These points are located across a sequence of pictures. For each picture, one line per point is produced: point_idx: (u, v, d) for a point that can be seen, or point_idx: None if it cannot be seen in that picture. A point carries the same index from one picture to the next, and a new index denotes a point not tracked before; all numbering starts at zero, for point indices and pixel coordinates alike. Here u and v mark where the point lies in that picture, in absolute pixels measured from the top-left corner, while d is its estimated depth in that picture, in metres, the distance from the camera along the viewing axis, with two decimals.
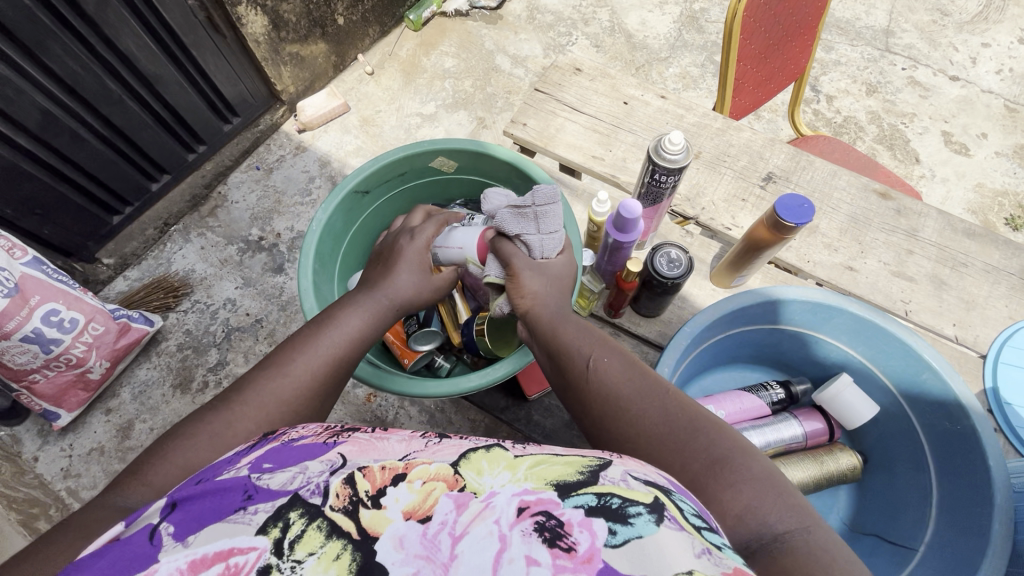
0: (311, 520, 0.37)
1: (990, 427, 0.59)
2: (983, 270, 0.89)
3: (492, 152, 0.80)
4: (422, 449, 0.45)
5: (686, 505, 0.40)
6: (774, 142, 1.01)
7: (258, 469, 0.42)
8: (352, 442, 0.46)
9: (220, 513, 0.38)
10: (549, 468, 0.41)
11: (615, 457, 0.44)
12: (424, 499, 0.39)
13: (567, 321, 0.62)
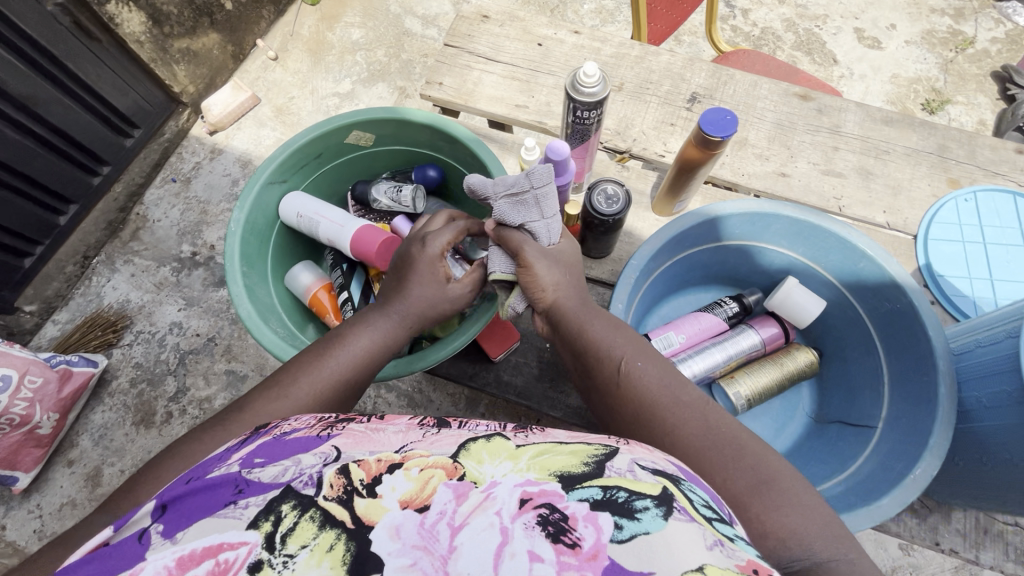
0: (301, 512, 0.35)
1: (927, 301, 0.62)
2: (905, 154, 0.92)
3: (406, 116, 0.75)
4: (419, 440, 0.43)
5: (697, 494, 0.40)
6: (693, 61, 0.99)
7: (249, 464, 0.40)
8: (346, 434, 0.43)
9: (209, 508, 0.36)
10: (552, 458, 0.40)
11: (620, 443, 0.44)
12: (421, 488, 0.37)
13: (596, 317, 0.61)
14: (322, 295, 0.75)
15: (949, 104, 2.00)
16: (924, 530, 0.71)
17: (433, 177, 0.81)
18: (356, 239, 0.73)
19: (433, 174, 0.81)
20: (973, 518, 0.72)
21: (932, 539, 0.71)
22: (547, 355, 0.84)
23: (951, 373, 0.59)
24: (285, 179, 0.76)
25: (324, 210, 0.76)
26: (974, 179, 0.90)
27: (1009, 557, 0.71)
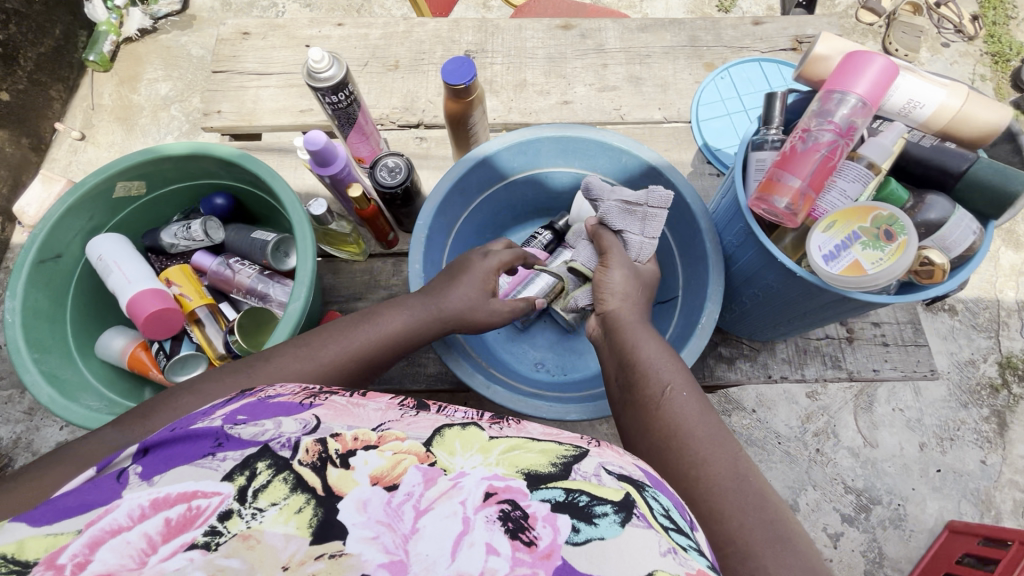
0: (277, 471, 0.33)
1: (679, 173, 0.70)
2: (663, 53, 1.00)
3: (165, 152, 0.72)
4: (397, 420, 0.40)
5: (660, 502, 0.37)
6: (458, 22, 1.02)
7: (232, 420, 0.38)
8: (328, 406, 0.41)
9: (187, 457, 0.35)
10: (522, 454, 0.37)
11: (592, 445, 0.41)
12: (394, 466, 0.35)
13: (645, 333, 0.62)
14: (141, 353, 0.72)
15: None
16: (756, 368, 0.81)
17: (222, 205, 0.79)
18: (132, 302, 0.68)
19: (221, 202, 0.78)
20: (793, 345, 0.81)
21: (764, 374, 0.80)
22: None
23: (713, 228, 0.67)
24: (59, 253, 0.71)
25: (125, 262, 0.71)
26: (725, 59, 1.00)
27: (828, 365, 0.80)
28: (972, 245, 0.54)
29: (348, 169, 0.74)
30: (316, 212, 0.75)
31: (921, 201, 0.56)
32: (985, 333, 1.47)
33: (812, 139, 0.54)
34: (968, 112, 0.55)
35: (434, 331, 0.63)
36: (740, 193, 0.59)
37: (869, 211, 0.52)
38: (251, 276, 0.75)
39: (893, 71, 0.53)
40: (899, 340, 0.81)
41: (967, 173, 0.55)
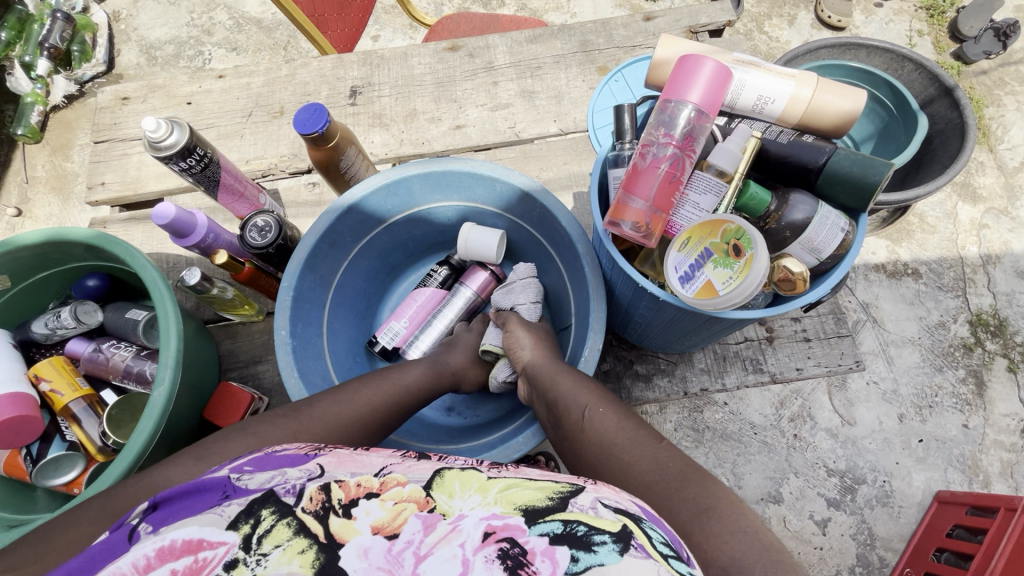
0: (279, 519, 0.32)
1: (551, 196, 0.66)
2: (554, 62, 0.97)
3: (17, 243, 0.68)
4: (399, 463, 0.39)
5: (659, 532, 0.34)
6: (342, 58, 0.99)
7: (237, 470, 0.37)
8: (332, 455, 0.40)
9: (194, 510, 0.34)
10: (521, 491, 0.35)
11: (588, 479, 0.38)
12: (394, 517, 0.33)
13: (564, 371, 0.58)
14: (17, 458, 0.68)
15: None
16: (674, 383, 0.77)
17: (95, 287, 0.76)
18: None
19: (93, 284, 0.75)
20: (711, 352, 0.78)
21: (683, 388, 0.76)
22: None
23: (590, 250, 0.63)
24: None
25: None
26: (618, 60, 0.97)
27: (748, 370, 0.76)
28: (843, 242, 0.50)
29: (212, 234, 0.70)
30: (189, 282, 0.71)
31: (784, 201, 0.51)
32: (953, 292, 1.27)
33: (653, 154, 0.50)
34: (819, 102, 0.52)
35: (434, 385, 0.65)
36: (596, 217, 0.55)
37: (718, 225, 0.48)
38: (127, 358, 0.71)
39: (725, 73, 0.49)
40: (821, 334, 0.78)
41: (827, 167, 0.51)
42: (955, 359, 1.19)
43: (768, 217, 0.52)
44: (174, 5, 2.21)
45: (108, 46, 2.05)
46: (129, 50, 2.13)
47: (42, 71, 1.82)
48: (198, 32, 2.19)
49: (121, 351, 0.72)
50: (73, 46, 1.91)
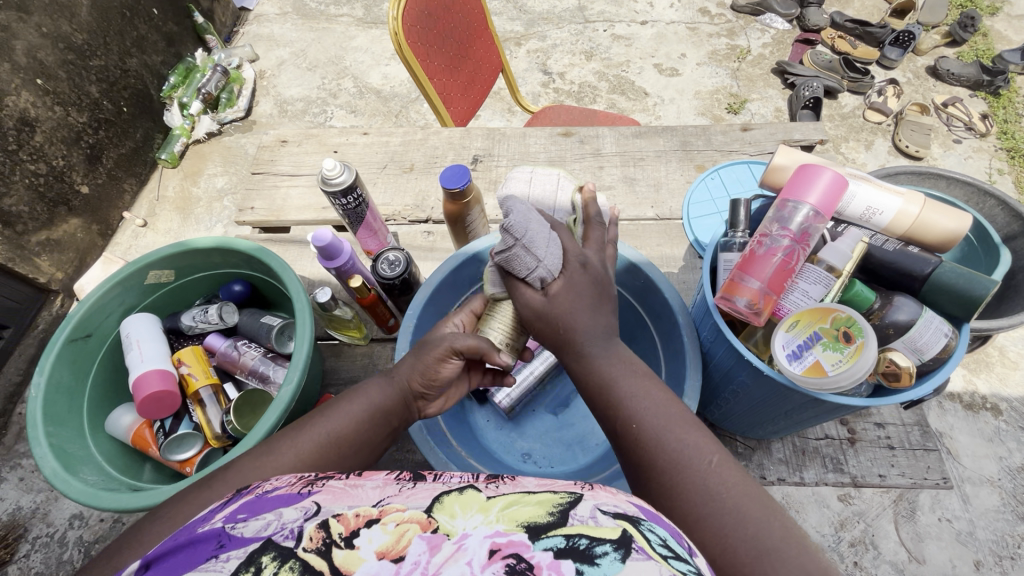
0: (282, 562, 0.33)
1: (658, 270, 0.73)
2: (656, 156, 1.08)
3: (194, 246, 0.81)
4: (396, 494, 0.41)
5: (657, 532, 0.37)
6: (470, 130, 1.14)
7: (232, 520, 0.38)
8: (326, 490, 0.42)
9: (188, 565, 0.34)
10: (520, 509, 0.38)
11: (585, 489, 0.42)
12: (398, 539, 0.35)
13: (612, 348, 0.57)
14: (144, 430, 0.76)
15: (748, 103, 2.29)
16: (750, 469, 0.77)
17: (240, 291, 0.87)
18: (138, 379, 0.74)
19: (238, 289, 0.86)
20: (790, 445, 0.78)
21: (760, 475, 0.76)
22: None
23: (690, 323, 0.69)
24: (90, 331, 0.79)
25: (147, 341, 0.78)
26: (715, 161, 1.07)
27: (828, 468, 0.76)
28: (946, 347, 0.53)
29: (352, 261, 0.81)
30: (320, 299, 0.81)
31: (887, 302, 0.56)
32: None
33: (770, 243, 0.56)
34: (926, 218, 0.58)
35: (382, 421, 0.61)
36: (706, 294, 0.61)
37: (828, 312, 0.52)
38: (255, 357, 0.80)
39: (842, 183, 0.56)
40: (906, 444, 0.77)
41: (932, 277, 0.56)
42: None
43: (872, 315, 0.57)
44: (310, 70, 2.54)
45: (248, 96, 2.40)
46: (265, 102, 2.44)
47: (194, 111, 2.20)
48: (325, 94, 2.47)
49: (248, 351, 0.81)
50: (222, 93, 2.32)
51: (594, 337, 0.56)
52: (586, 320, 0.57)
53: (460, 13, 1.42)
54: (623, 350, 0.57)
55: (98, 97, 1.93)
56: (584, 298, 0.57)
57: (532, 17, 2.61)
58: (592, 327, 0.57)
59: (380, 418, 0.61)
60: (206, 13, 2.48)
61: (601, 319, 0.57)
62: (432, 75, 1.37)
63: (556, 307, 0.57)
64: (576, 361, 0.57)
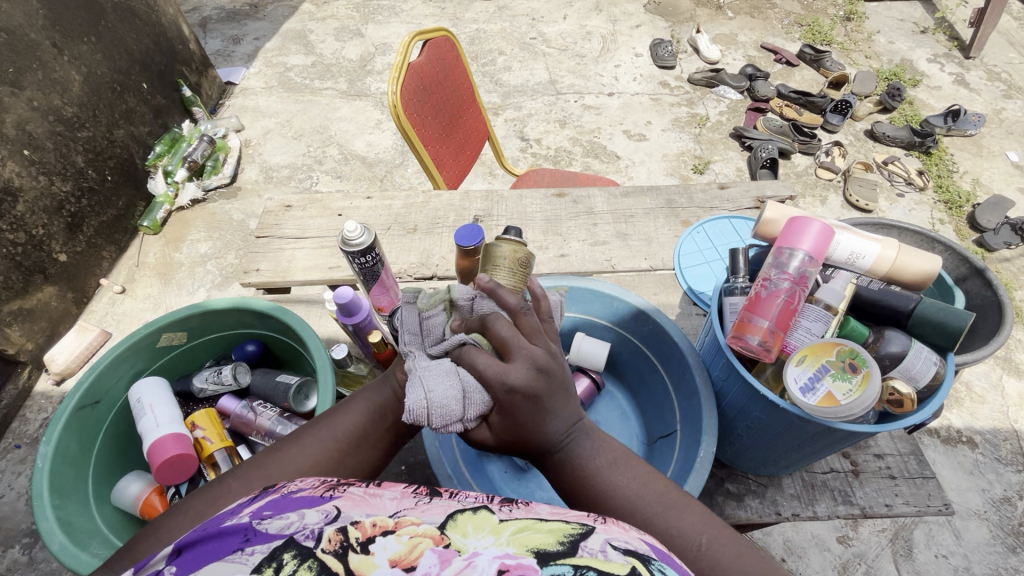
0: (302, 560, 0.37)
1: (666, 315, 0.78)
2: (645, 214, 1.16)
3: (210, 307, 0.82)
4: (412, 507, 0.44)
5: (667, 573, 0.39)
6: (469, 193, 1.21)
7: (259, 515, 0.42)
8: (347, 497, 0.45)
9: (217, 554, 0.38)
10: (531, 535, 0.40)
11: (598, 522, 0.44)
12: (411, 549, 0.38)
13: (576, 440, 0.57)
14: (153, 498, 0.73)
15: (712, 163, 2.48)
16: (765, 505, 0.79)
17: (253, 351, 0.88)
18: (153, 446, 0.72)
19: (251, 349, 0.87)
20: (800, 480, 0.81)
21: (774, 511, 0.79)
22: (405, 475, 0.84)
23: (700, 363, 0.74)
24: (99, 398, 0.77)
25: (160, 405, 0.76)
26: (699, 216, 1.16)
27: (839, 501, 0.79)
28: (937, 373, 0.58)
29: (370, 317, 0.83)
30: (337, 355, 0.82)
31: (880, 335, 0.62)
32: (1013, 467, 1.60)
33: (772, 286, 0.62)
34: (902, 262, 0.65)
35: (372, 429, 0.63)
36: (717, 333, 0.66)
37: (832, 346, 0.58)
38: (271, 418, 0.79)
39: (828, 232, 0.64)
40: (906, 473, 0.82)
41: (915, 312, 0.62)
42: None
43: (868, 347, 0.63)
44: (296, 138, 2.62)
45: (234, 164, 2.45)
46: (251, 168, 2.48)
47: (179, 178, 2.23)
48: (310, 161, 2.53)
49: (264, 411, 0.80)
50: (208, 161, 2.37)
51: (559, 444, 0.56)
52: (546, 423, 0.55)
53: (450, 87, 1.53)
54: (583, 445, 0.57)
55: (83, 166, 1.92)
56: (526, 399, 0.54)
57: (508, 90, 2.81)
58: (554, 424, 0.56)
59: (377, 414, 0.64)
60: (193, 86, 2.56)
61: (563, 413, 0.56)
62: (427, 143, 1.45)
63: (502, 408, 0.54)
64: (549, 465, 0.57)
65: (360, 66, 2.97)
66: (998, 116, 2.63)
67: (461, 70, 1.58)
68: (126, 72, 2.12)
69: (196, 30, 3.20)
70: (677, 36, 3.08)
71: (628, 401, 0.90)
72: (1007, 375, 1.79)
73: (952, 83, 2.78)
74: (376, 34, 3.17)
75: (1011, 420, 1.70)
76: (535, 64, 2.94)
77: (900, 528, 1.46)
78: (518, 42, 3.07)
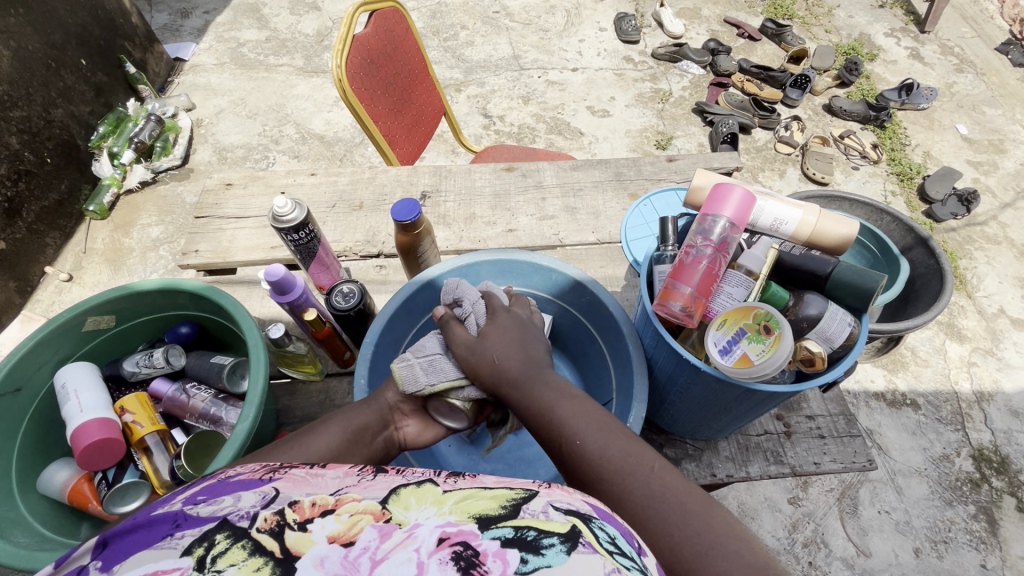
0: (235, 540, 0.35)
1: (602, 286, 0.79)
2: (593, 187, 1.16)
3: (138, 288, 0.79)
4: (355, 484, 0.43)
5: (606, 530, 0.40)
6: (417, 168, 1.18)
7: (191, 501, 0.39)
8: (287, 478, 0.43)
9: (143, 541, 0.35)
10: (475, 502, 0.40)
11: (542, 487, 0.44)
12: (350, 526, 0.37)
13: (539, 376, 0.61)
14: (83, 485, 0.72)
15: (674, 139, 2.49)
16: (701, 468, 0.82)
17: (186, 333, 0.85)
18: (77, 430, 0.70)
19: (185, 331, 0.85)
20: (735, 442, 0.84)
21: (709, 473, 0.81)
22: None
23: (633, 332, 0.74)
24: (19, 385, 0.74)
25: (85, 390, 0.74)
26: (647, 189, 1.16)
27: (770, 461, 0.82)
28: (850, 334, 0.60)
29: (305, 295, 0.81)
30: (272, 335, 0.80)
31: (799, 299, 0.63)
32: (952, 426, 1.68)
33: (696, 252, 0.62)
34: (822, 227, 0.67)
35: (352, 444, 0.61)
36: (646, 302, 0.66)
37: (749, 310, 0.59)
38: (205, 400, 0.78)
39: (750, 198, 0.65)
40: (834, 433, 0.85)
41: (832, 275, 0.64)
42: (959, 492, 1.56)
43: (788, 311, 0.64)
44: (250, 117, 2.52)
45: (185, 144, 2.35)
46: (203, 149, 2.39)
47: (126, 160, 2.14)
48: (266, 141, 2.45)
49: (198, 395, 0.78)
50: (156, 142, 2.26)
51: (530, 374, 0.61)
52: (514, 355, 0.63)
53: (401, 59, 1.49)
54: (558, 381, 0.60)
55: (19, 148, 1.81)
56: (512, 334, 0.65)
57: (471, 65, 2.75)
58: (521, 364, 0.62)
59: (355, 436, 0.62)
60: (138, 63, 2.44)
61: (530, 355, 0.64)
62: (378, 118, 1.41)
63: (482, 352, 0.64)
64: (513, 392, 0.61)
65: (317, 41, 2.86)
66: (950, 89, 2.69)
67: (411, 44, 1.54)
68: (61, 46, 1.99)
69: (140, 4, 3.03)
70: (641, 10, 3.05)
71: (572, 372, 0.91)
72: (950, 340, 1.87)
73: (907, 57, 2.83)
74: (334, 8, 3.05)
75: (952, 381, 1.78)
76: (498, 39, 2.88)
77: (847, 487, 1.54)
78: (481, 16, 3.00)
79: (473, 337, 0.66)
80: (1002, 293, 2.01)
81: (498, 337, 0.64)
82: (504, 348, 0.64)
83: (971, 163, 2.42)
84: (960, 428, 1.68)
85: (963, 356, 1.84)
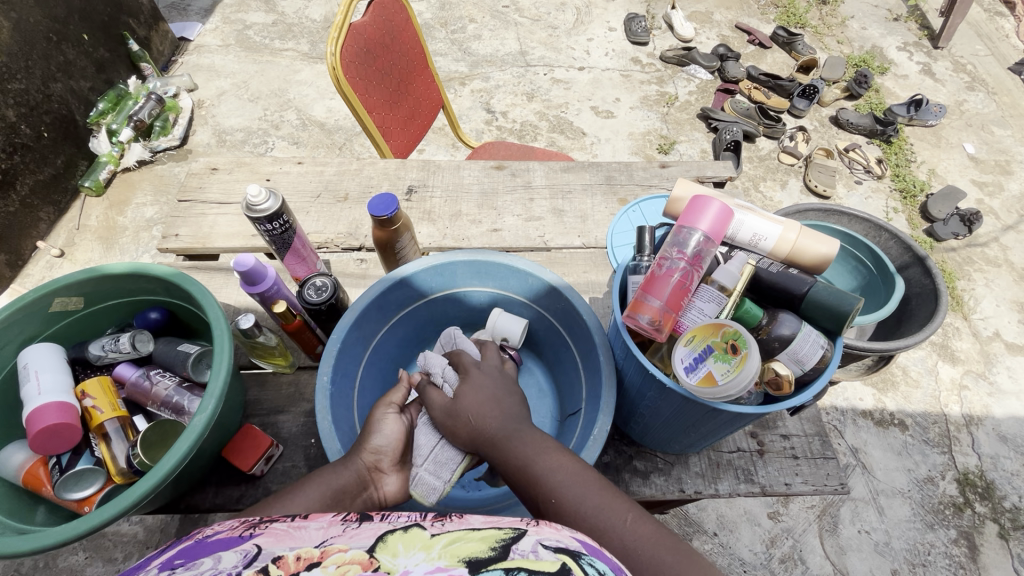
0: None
1: (578, 294, 0.77)
2: (583, 190, 1.14)
3: (108, 271, 0.78)
4: (339, 534, 0.42)
5: (596, 566, 0.38)
6: (405, 161, 1.17)
7: (168, 566, 0.37)
8: (269, 534, 0.42)
9: None
10: (463, 544, 0.39)
11: (529, 524, 0.42)
12: None
13: (521, 435, 0.61)
14: (38, 469, 0.71)
15: (677, 144, 2.46)
16: (670, 482, 0.80)
17: (156, 319, 0.84)
18: (33, 413, 0.69)
19: (154, 316, 0.83)
20: (706, 458, 0.82)
21: (678, 488, 0.80)
22: (313, 451, 0.82)
23: (606, 341, 0.73)
24: None
25: (46, 372, 0.73)
26: (637, 194, 1.14)
27: (740, 479, 0.80)
28: (822, 357, 0.59)
29: (277, 286, 0.80)
30: (241, 325, 0.78)
31: (773, 318, 0.61)
32: (939, 448, 1.66)
33: (668, 265, 0.60)
34: (802, 244, 0.66)
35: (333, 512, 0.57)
36: (616, 313, 0.65)
37: (718, 327, 0.58)
38: (168, 387, 0.76)
39: (728, 213, 0.63)
40: (808, 454, 0.83)
41: (808, 295, 0.62)
42: (942, 516, 1.54)
43: (760, 330, 0.62)
44: (252, 100, 2.50)
45: (185, 125, 2.34)
46: (202, 131, 2.37)
47: (124, 138, 2.12)
48: (266, 125, 2.43)
49: (160, 381, 0.77)
50: (156, 122, 2.24)
51: (507, 431, 0.61)
52: (489, 419, 0.62)
53: (399, 50, 1.47)
54: (533, 434, 0.60)
55: (15, 121, 1.80)
56: (488, 394, 0.65)
57: (476, 59, 2.72)
58: (499, 420, 0.62)
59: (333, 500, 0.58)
60: (141, 41, 2.42)
61: (506, 411, 0.63)
62: (372, 109, 1.39)
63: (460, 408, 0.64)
64: (493, 451, 0.61)
65: (322, 27, 2.84)
66: (959, 108, 2.65)
67: (411, 36, 1.52)
68: (64, 21, 1.98)
69: None
70: (652, 11, 3.02)
71: (545, 378, 0.90)
72: (942, 361, 1.85)
73: (919, 72, 2.79)
74: None
75: (942, 404, 1.75)
76: (506, 34, 2.85)
77: (827, 505, 1.53)
78: (490, 10, 2.97)
79: (449, 398, 0.66)
80: (998, 316, 1.99)
81: (472, 397, 0.65)
82: (481, 407, 0.64)
83: (976, 183, 2.39)
84: (946, 451, 1.66)
85: (954, 379, 1.81)
